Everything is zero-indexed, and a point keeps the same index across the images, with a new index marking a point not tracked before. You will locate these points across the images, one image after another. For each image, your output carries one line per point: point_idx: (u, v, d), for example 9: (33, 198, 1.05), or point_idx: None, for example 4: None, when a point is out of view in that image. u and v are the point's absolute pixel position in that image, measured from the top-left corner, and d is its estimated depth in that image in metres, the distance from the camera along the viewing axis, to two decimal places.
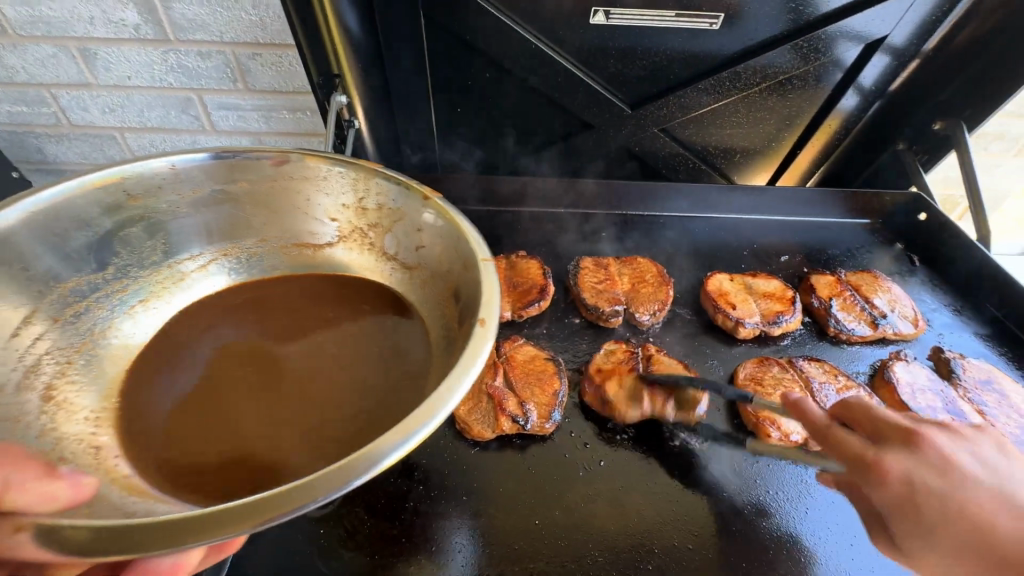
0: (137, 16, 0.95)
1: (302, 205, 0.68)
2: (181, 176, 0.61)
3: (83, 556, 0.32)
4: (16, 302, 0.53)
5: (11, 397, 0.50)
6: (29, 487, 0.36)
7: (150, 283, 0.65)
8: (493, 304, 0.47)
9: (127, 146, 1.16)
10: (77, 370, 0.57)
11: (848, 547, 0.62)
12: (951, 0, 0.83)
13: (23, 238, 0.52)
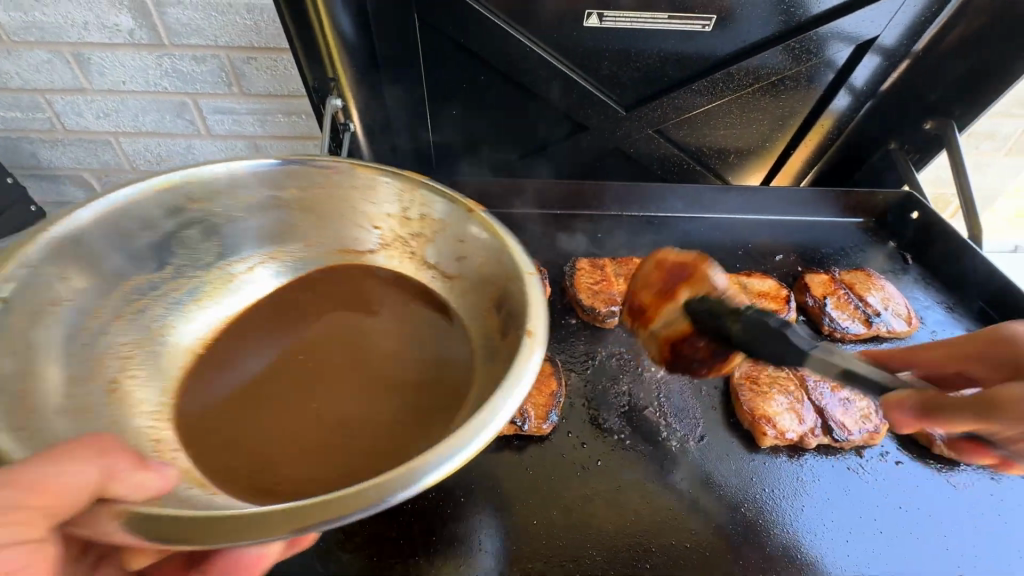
0: (132, 21, 0.97)
1: (348, 213, 0.72)
2: (239, 182, 0.66)
3: (179, 541, 0.36)
4: (88, 297, 0.58)
5: (81, 387, 0.55)
6: (127, 478, 0.41)
7: (205, 284, 0.70)
8: (542, 319, 0.50)
9: (121, 151, 1.19)
10: (139, 363, 0.61)
11: (845, 543, 0.60)
12: (939, 2, 0.83)
13: (95, 237, 0.58)
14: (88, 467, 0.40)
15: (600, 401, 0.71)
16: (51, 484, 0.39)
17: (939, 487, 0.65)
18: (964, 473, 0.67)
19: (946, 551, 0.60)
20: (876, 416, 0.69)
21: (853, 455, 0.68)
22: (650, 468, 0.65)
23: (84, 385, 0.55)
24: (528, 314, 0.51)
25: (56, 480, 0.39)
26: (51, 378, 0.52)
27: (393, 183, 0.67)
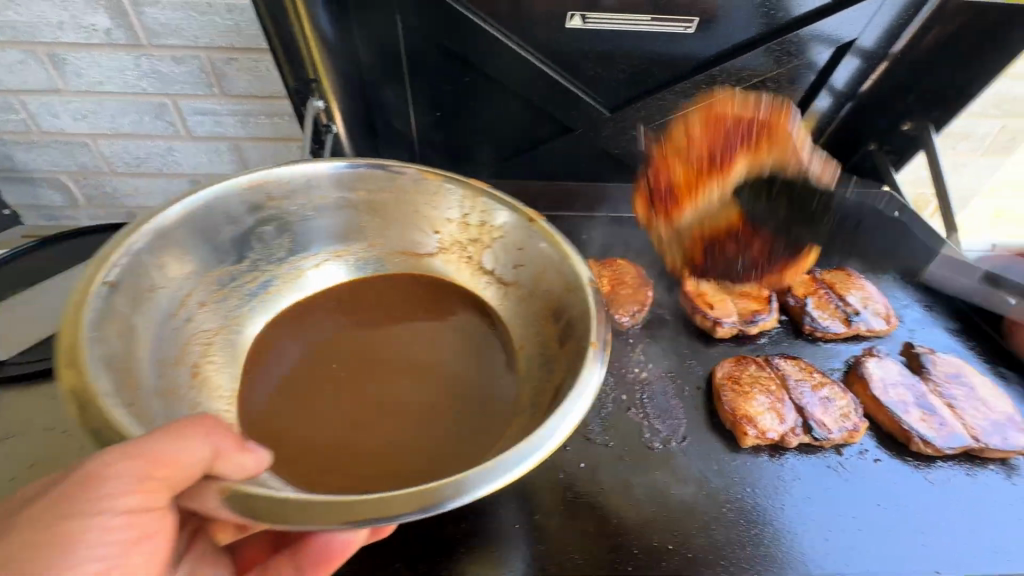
0: (109, 21, 0.96)
1: (413, 216, 0.78)
2: (314, 183, 0.72)
3: (267, 522, 0.40)
4: (178, 282, 0.66)
5: (169, 368, 0.62)
6: (230, 457, 0.47)
7: (276, 278, 0.77)
8: (604, 330, 0.55)
9: (98, 154, 1.16)
10: (216, 351, 0.69)
11: (825, 541, 0.60)
12: (915, 6, 0.85)
13: (181, 230, 0.65)
14: (196, 444, 0.45)
15: None
16: (167, 456, 0.44)
17: (917, 485, 0.66)
18: (941, 469, 0.68)
19: (926, 548, 0.61)
20: (856, 415, 0.70)
21: (833, 453, 0.69)
22: (633, 468, 0.65)
23: (170, 365, 0.63)
24: (589, 324, 0.56)
25: (170, 453, 0.44)
26: (142, 359, 0.58)
27: (458, 191, 0.73)
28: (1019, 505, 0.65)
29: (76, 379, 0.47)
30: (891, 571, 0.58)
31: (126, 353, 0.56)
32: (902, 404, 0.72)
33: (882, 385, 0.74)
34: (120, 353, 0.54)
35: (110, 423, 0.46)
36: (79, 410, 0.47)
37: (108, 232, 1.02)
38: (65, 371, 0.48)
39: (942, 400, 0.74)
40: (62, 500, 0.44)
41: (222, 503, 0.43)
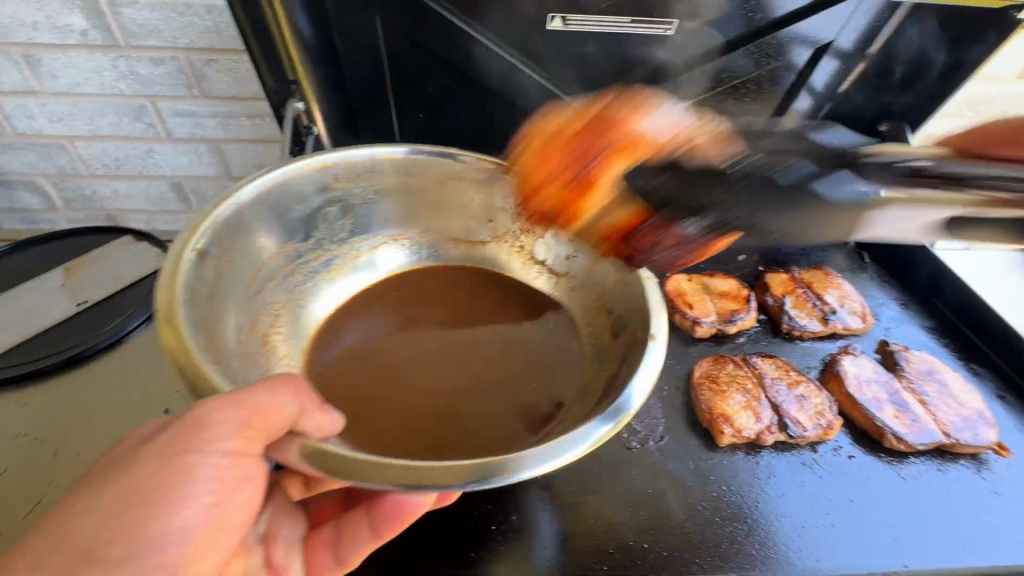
0: (85, 22, 0.94)
1: (467, 204, 0.79)
2: (374, 166, 0.73)
3: (337, 476, 0.43)
4: (252, 257, 0.67)
5: (246, 338, 0.64)
6: (310, 417, 0.49)
7: (338, 258, 0.78)
8: (662, 322, 0.58)
9: (76, 156, 1.14)
10: (283, 325, 0.71)
11: (798, 537, 0.61)
12: (890, 9, 0.86)
13: (256, 209, 0.66)
14: (285, 399, 0.47)
15: None
16: (262, 407, 0.46)
17: (890, 481, 0.67)
18: (914, 465, 0.69)
19: (898, 543, 0.61)
20: (830, 413, 0.71)
21: (808, 450, 0.69)
22: (612, 468, 0.66)
23: (246, 332, 0.64)
24: (647, 317, 0.59)
25: (264, 405, 0.46)
26: (225, 323, 0.60)
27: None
28: (989, 498, 0.67)
29: (174, 339, 0.49)
30: (864, 566, 0.59)
31: (211, 318, 0.57)
32: (876, 401, 0.73)
33: (856, 382, 0.75)
34: (209, 318, 0.56)
35: (202, 374, 0.48)
36: (179, 367, 0.48)
37: (85, 235, 1.01)
38: (164, 329, 0.49)
39: (915, 397, 0.75)
40: (161, 448, 0.47)
41: (306, 458, 0.45)
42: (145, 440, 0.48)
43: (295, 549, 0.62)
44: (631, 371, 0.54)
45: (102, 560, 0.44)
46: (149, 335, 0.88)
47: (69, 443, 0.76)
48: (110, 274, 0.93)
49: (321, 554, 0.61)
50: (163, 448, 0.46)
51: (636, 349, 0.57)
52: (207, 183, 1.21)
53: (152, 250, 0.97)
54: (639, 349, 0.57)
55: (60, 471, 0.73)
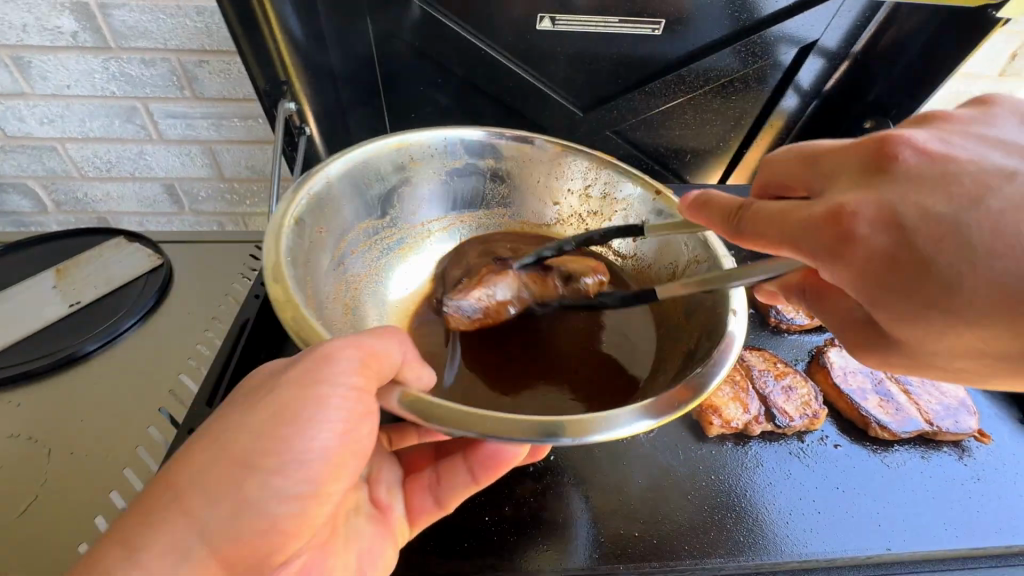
0: (75, 24, 0.94)
1: (534, 186, 0.80)
2: (448, 149, 0.75)
3: (426, 420, 0.44)
4: (338, 230, 0.67)
5: (334, 307, 0.63)
6: (410, 366, 0.50)
7: (410, 238, 0.78)
8: (741, 297, 0.58)
9: (67, 158, 1.14)
10: (363, 297, 0.70)
11: (786, 524, 0.62)
12: (873, 8, 0.88)
13: (342, 185, 0.66)
14: (393, 344, 0.48)
15: None
16: (376, 353, 0.47)
17: (874, 468, 0.69)
18: (898, 453, 0.71)
19: (883, 528, 0.63)
20: (816, 403, 0.73)
21: (795, 440, 0.71)
22: (602, 460, 0.67)
23: (335, 299, 0.64)
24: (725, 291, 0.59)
25: (375, 347, 0.47)
26: (320, 290, 0.60)
27: (584, 163, 0.76)
28: (969, 483, 0.68)
29: (283, 295, 0.51)
30: (849, 550, 0.60)
31: (307, 279, 0.58)
32: (860, 391, 0.75)
33: (841, 373, 0.77)
34: (308, 280, 0.58)
35: (307, 324, 0.50)
36: (289, 322, 0.50)
37: (77, 236, 1.01)
38: (274, 286, 0.51)
39: (898, 386, 0.77)
40: (301, 373, 0.45)
41: (407, 405, 0.46)
42: (277, 372, 0.47)
43: (396, 491, 0.63)
44: (709, 349, 0.55)
45: (262, 469, 0.44)
46: (143, 335, 0.89)
47: (63, 442, 0.76)
48: (103, 274, 0.93)
49: (420, 495, 0.62)
50: (299, 371, 0.45)
51: (716, 324, 0.58)
52: (200, 183, 1.22)
53: (144, 250, 0.98)
54: (719, 325, 0.57)
55: (53, 469, 0.73)
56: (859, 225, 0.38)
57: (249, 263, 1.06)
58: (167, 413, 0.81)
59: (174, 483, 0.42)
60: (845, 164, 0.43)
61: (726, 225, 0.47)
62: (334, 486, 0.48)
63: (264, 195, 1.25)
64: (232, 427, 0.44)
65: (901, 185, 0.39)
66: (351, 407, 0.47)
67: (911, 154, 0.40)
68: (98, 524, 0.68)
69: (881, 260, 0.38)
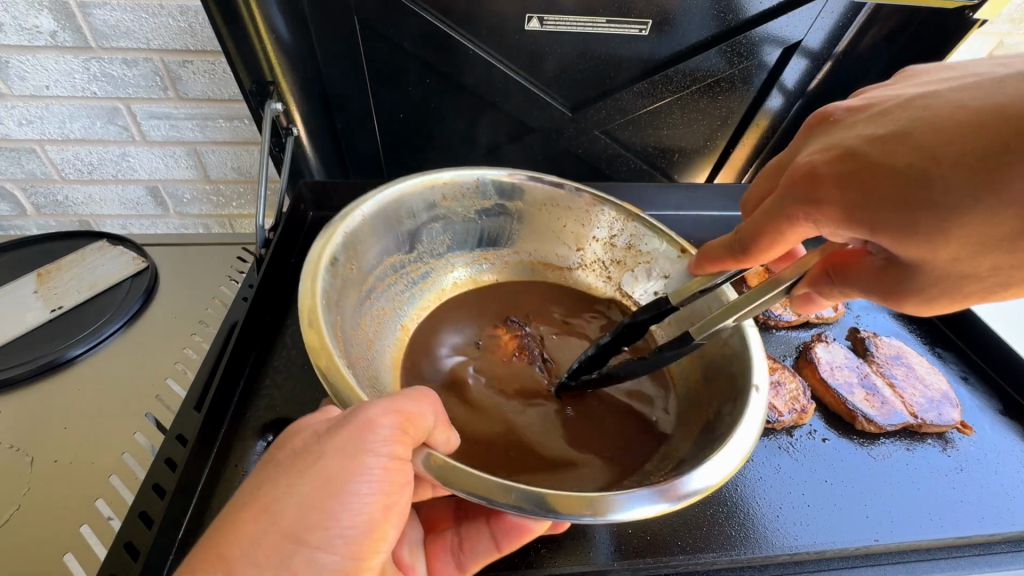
0: (54, 23, 0.92)
1: (558, 230, 0.80)
2: (478, 188, 0.76)
3: (443, 484, 0.44)
4: (365, 267, 0.68)
5: (358, 340, 0.63)
6: (439, 434, 0.49)
7: (434, 272, 0.79)
8: (762, 371, 0.57)
9: (47, 160, 1.11)
10: (384, 331, 0.70)
11: (775, 517, 0.63)
12: (855, 9, 0.89)
13: (371, 222, 0.67)
14: (427, 407, 0.48)
15: None
16: (407, 412, 0.46)
17: (862, 462, 0.70)
18: (884, 445, 0.72)
19: (871, 519, 0.64)
20: (804, 397, 0.74)
21: (784, 435, 0.72)
22: None
23: (359, 336, 0.64)
24: (750, 362, 0.57)
25: (411, 410, 0.47)
26: (347, 330, 0.61)
27: (612, 212, 0.76)
28: (953, 474, 0.70)
29: (317, 341, 0.51)
30: (838, 541, 0.61)
31: (336, 321, 0.59)
32: (848, 385, 0.76)
33: (828, 368, 0.78)
34: (337, 319, 0.59)
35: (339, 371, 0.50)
36: (321, 372, 0.50)
37: (59, 240, 0.98)
38: (309, 331, 0.52)
39: (884, 380, 0.79)
40: (342, 442, 0.45)
41: (435, 468, 0.45)
42: (318, 437, 0.46)
43: (419, 550, 0.63)
44: (732, 424, 0.53)
45: (307, 544, 0.43)
46: (128, 340, 0.87)
47: (46, 451, 0.74)
48: (85, 280, 0.91)
49: (443, 557, 0.61)
50: (342, 441, 0.45)
51: (738, 399, 0.56)
52: (186, 186, 1.20)
53: (129, 254, 0.96)
54: (740, 400, 0.55)
55: (37, 481, 0.71)
56: (823, 174, 0.43)
57: (235, 266, 1.05)
58: (153, 418, 0.79)
59: (220, 556, 0.40)
60: (801, 142, 0.50)
61: (732, 250, 0.52)
62: (373, 559, 0.46)
63: (250, 198, 1.24)
64: (280, 499, 0.43)
65: (841, 130, 0.46)
66: (389, 479, 0.46)
67: (841, 112, 0.48)
68: (85, 532, 0.67)
69: (855, 192, 0.41)
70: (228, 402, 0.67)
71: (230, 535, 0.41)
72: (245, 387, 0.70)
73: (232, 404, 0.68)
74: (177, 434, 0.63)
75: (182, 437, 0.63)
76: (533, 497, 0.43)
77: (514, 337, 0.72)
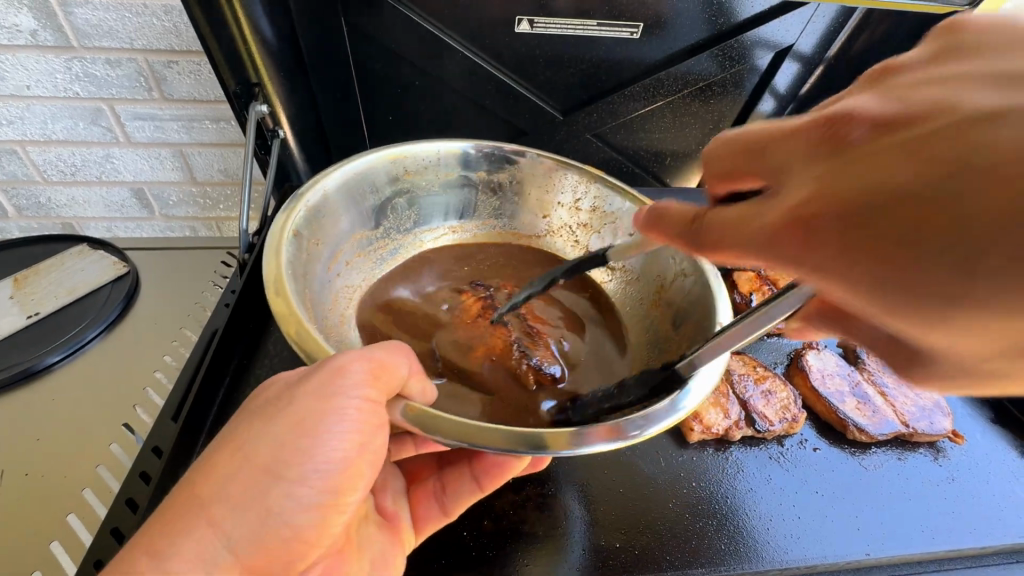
0: (34, 22, 0.90)
1: (524, 198, 0.81)
2: (441, 161, 0.76)
3: (422, 429, 0.45)
4: (332, 243, 0.68)
5: (324, 309, 0.64)
6: (415, 381, 0.49)
7: (402, 247, 0.79)
8: (726, 310, 0.60)
9: (29, 161, 1.09)
10: (356, 305, 0.71)
11: (766, 530, 0.62)
12: (846, 14, 0.88)
13: (335, 196, 0.67)
14: (399, 358, 0.48)
15: (561, 473, 0.66)
16: (384, 362, 0.47)
17: (853, 472, 0.69)
18: (875, 455, 0.72)
19: (862, 532, 0.63)
20: (795, 406, 0.73)
21: (775, 444, 0.71)
22: (602, 472, 0.66)
23: (328, 309, 0.65)
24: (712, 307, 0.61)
25: (384, 358, 0.47)
26: (313, 299, 0.61)
27: (575, 177, 0.77)
28: (944, 484, 0.69)
29: (284, 306, 0.51)
30: (830, 555, 0.60)
31: (304, 292, 0.59)
32: (838, 394, 0.75)
33: (820, 376, 0.77)
34: (304, 291, 0.59)
35: (307, 332, 0.50)
36: (291, 337, 0.50)
37: (41, 243, 0.96)
38: (275, 299, 0.52)
39: (875, 389, 0.78)
40: (313, 385, 0.45)
41: (412, 417, 0.46)
42: (290, 385, 0.46)
43: (402, 499, 0.61)
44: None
45: (284, 479, 0.43)
46: (107, 346, 0.85)
47: (15, 462, 0.72)
48: (64, 284, 0.89)
49: (426, 501, 0.61)
50: (314, 384, 0.45)
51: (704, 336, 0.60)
52: (171, 188, 1.18)
53: (109, 257, 0.94)
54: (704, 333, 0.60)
55: (6, 492, 0.69)
56: (818, 225, 0.28)
57: (220, 270, 1.04)
58: (133, 431, 0.77)
59: (196, 494, 0.41)
60: (796, 157, 0.32)
61: (686, 242, 0.40)
62: (351, 495, 0.48)
63: (237, 200, 1.22)
64: (253, 438, 0.44)
65: (845, 167, 0.28)
66: (363, 420, 0.46)
67: (860, 129, 0.29)
68: (54, 549, 0.65)
69: (859, 263, 0.26)
70: (206, 412, 0.65)
71: (207, 475, 0.42)
72: (225, 396, 0.69)
73: (211, 415, 0.66)
74: (153, 446, 0.61)
75: (157, 449, 0.61)
76: (526, 438, 0.45)
77: (480, 300, 0.71)
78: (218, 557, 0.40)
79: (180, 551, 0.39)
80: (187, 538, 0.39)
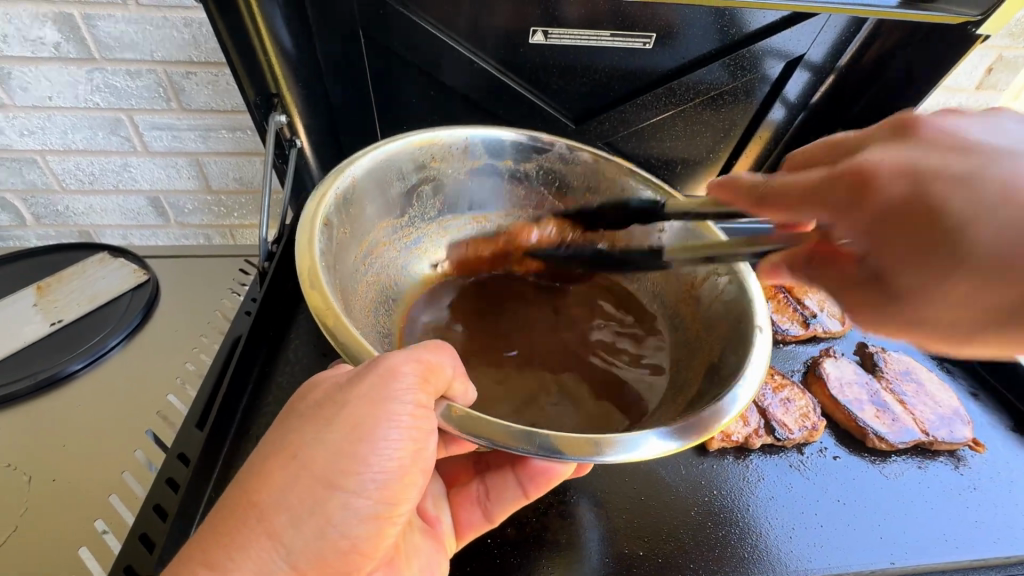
0: (58, 35, 0.92)
1: (552, 189, 0.82)
2: (466, 148, 0.77)
3: (461, 431, 0.46)
4: (358, 232, 0.69)
5: (354, 299, 0.65)
6: (459, 382, 0.51)
7: (426, 236, 0.81)
8: (762, 312, 0.62)
9: (48, 170, 1.11)
10: (381, 294, 0.73)
11: (788, 539, 0.62)
12: (858, 22, 0.88)
13: (361, 185, 0.68)
14: (446, 358, 0.50)
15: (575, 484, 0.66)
16: (432, 363, 0.48)
17: (875, 481, 0.69)
18: (895, 463, 0.71)
19: (885, 541, 0.63)
20: (814, 415, 0.73)
21: (794, 452, 0.71)
22: (624, 478, 0.67)
23: (355, 299, 0.66)
24: (749, 308, 0.62)
25: (431, 360, 0.48)
26: (342, 284, 0.63)
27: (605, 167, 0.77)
28: (967, 492, 0.69)
29: (320, 299, 0.53)
30: (853, 564, 0.60)
31: (335, 279, 0.61)
32: (857, 403, 0.75)
33: (838, 385, 0.77)
34: (335, 282, 0.60)
35: (346, 328, 0.52)
36: (329, 331, 0.52)
37: (61, 251, 0.98)
38: (311, 292, 0.53)
39: (894, 397, 0.78)
40: (366, 388, 0.46)
41: (455, 421, 0.47)
42: (340, 386, 0.48)
43: (443, 502, 0.64)
44: (737, 365, 0.58)
45: (341, 488, 0.45)
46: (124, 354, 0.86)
47: (42, 467, 0.73)
48: (86, 292, 0.90)
49: (468, 508, 0.63)
50: (367, 388, 0.46)
51: (738, 340, 0.61)
52: (187, 197, 1.20)
53: (130, 266, 0.95)
54: (743, 339, 0.61)
55: (38, 497, 0.70)
56: (875, 176, 0.40)
57: (237, 277, 1.05)
58: (151, 434, 0.78)
59: (253, 502, 0.43)
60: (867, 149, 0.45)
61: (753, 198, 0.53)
62: (402, 507, 0.49)
63: (253, 207, 1.23)
64: (309, 445, 0.45)
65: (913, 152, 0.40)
66: (416, 426, 0.47)
67: (929, 133, 0.41)
68: (82, 553, 0.66)
69: (893, 201, 0.38)
70: (231, 418, 0.66)
71: (261, 481, 0.44)
72: (248, 404, 0.69)
73: (236, 421, 0.67)
74: (180, 453, 0.62)
75: (183, 455, 0.62)
76: (555, 443, 0.47)
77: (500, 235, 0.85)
78: (277, 565, 0.42)
79: (240, 562, 0.41)
80: (247, 551, 0.41)
